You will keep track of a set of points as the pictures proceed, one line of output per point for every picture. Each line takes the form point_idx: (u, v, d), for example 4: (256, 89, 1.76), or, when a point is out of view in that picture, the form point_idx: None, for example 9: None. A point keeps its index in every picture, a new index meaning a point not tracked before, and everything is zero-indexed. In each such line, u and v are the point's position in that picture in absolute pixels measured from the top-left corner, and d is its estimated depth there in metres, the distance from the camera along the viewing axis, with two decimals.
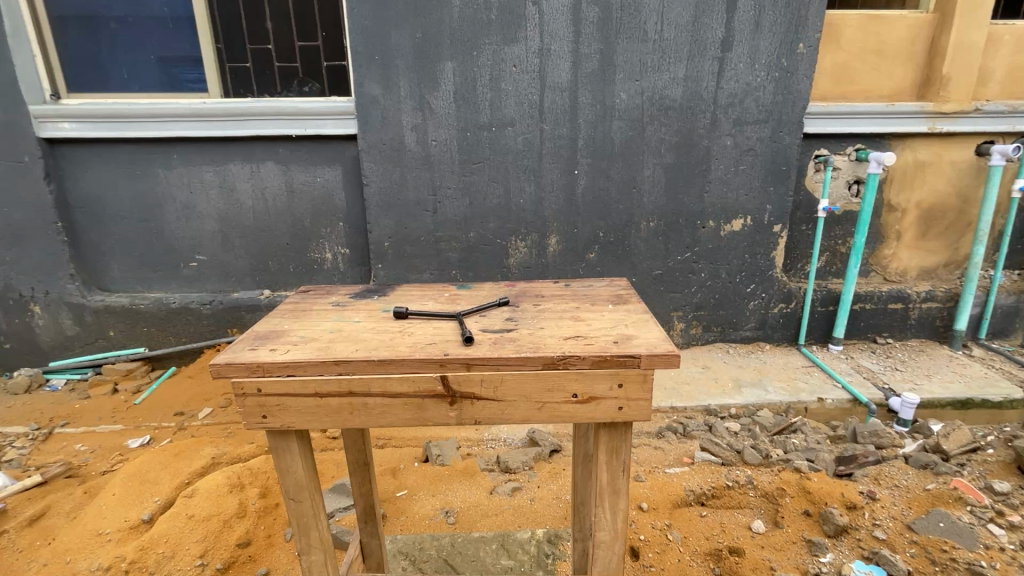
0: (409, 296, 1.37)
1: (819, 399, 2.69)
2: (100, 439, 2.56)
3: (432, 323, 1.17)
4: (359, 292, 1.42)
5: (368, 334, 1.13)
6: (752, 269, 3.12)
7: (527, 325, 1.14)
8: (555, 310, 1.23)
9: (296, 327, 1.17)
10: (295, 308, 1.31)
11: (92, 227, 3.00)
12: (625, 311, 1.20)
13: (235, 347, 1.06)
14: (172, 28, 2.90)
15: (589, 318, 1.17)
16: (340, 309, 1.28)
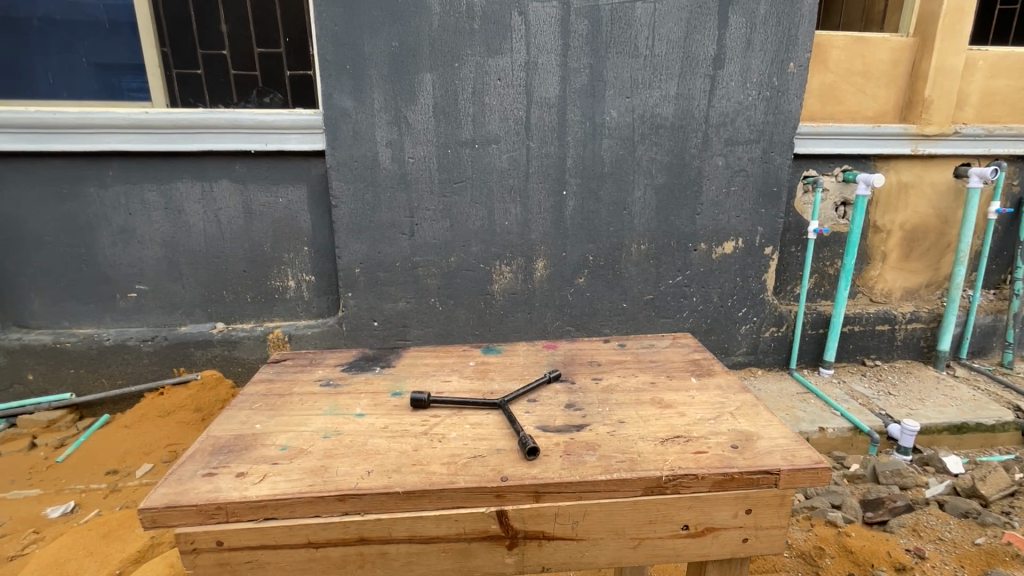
0: (424, 373, 1.52)
1: (821, 428, 2.54)
2: (10, 508, 2.14)
3: (471, 425, 1.25)
4: (348, 365, 1.58)
5: (381, 443, 1.18)
6: (744, 293, 3.01)
7: (595, 421, 1.26)
8: (623, 389, 1.42)
9: (274, 429, 1.24)
10: (266, 399, 1.38)
11: (8, 255, 2.57)
12: (705, 398, 1.36)
13: (187, 482, 1.04)
14: (109, 29, 2.56)
15: (680, 407, 1.32)
16: (334, 398, 1.39)
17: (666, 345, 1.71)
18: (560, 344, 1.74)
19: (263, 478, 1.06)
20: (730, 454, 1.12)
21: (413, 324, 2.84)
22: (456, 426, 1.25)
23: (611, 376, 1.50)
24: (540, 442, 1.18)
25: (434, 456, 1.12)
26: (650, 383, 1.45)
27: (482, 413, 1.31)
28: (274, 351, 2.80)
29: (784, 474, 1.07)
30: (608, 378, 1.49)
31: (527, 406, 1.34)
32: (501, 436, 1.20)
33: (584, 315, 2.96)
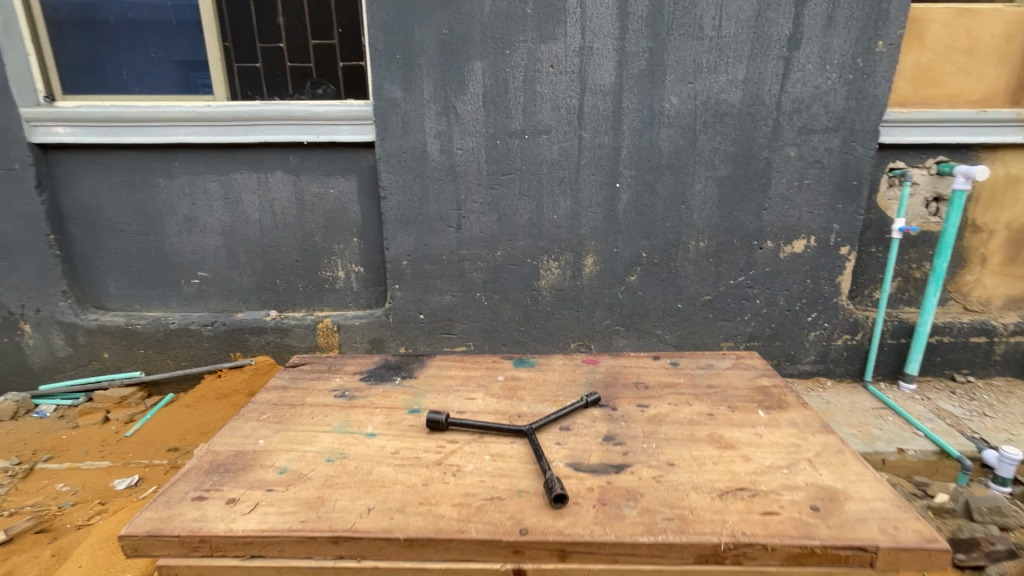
0: (446, 389, 1.49)
1: (900, 450, 2.27)
2: (83, 478, 2.30)
3: (491, 456, 1.19)
4: (365, 374, 1.60)
5: (386, 470, 1.14)
6: (814, 296, 2.76)
7: (638, 463, 1.16)
8: (673, 421, 1.32)
9: (277, 444, 1.24)
10: (275, 411, 1.39)
11: (87, 240, 2.75)
12: (776, 440, 1.23)
13: (175, 508, 1.03)
14: (176, 25, 2.65)
15: (749, 450, 1.19)
16: (346, 411, 1.38)
17: (728, 368, 1.61)
18: (600, 360, 1.68)
19: (254, 508, 1.03)
20: (811, 520, 0.98)
21: (459, 318, 2.81)
22: (475, 457, 1.18)
23: (659, 404, 1.40)
24: (571, 486, 1.09)
25: (444, 496, 1.06)
26: (708, 416, 1.34)
27: (506, 441, 1.25)
28: (324, 340, 2.84)
29: (883, 551, 0.92)
30: (656, 406, 1.39)
31: (558, 437, 1.27)
32: (526, 474, 1.12)
33: (635, 314, 2.81)
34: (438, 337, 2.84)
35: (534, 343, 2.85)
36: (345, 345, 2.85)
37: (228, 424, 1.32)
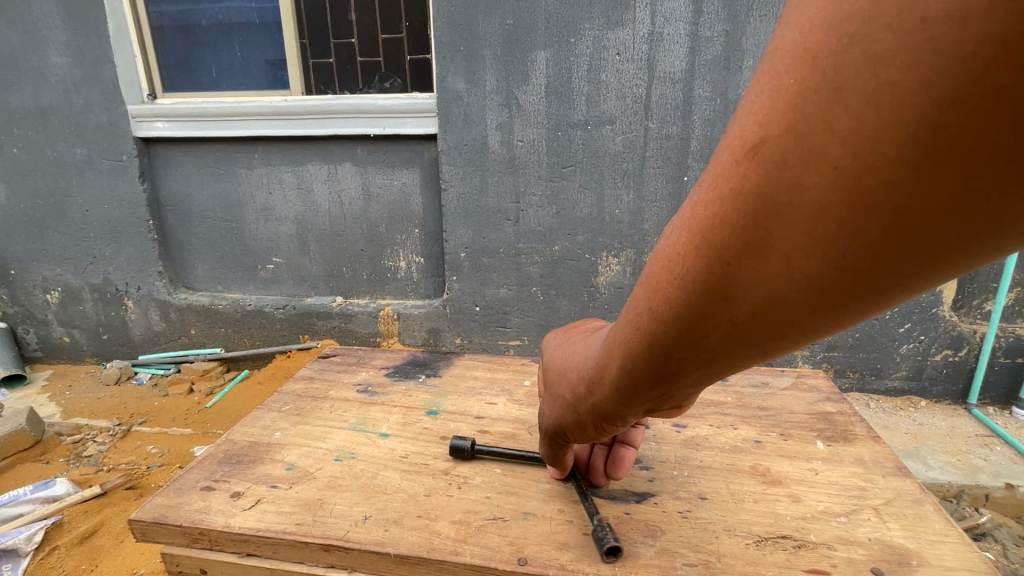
0: (469, 391, 1.48)
1: (1008, 485, 1.98)
2: (170, 443, 2.53)
3: (501, 471, 1.14)
4: (393, 370, 1.63)
5: (392, 476, 1.14)
6: (909, 305, 2.47)
7: (664, 494, 1.07)
8: (713, 446, 1.22)
9: (289, 438, 1.28)
10: (297, 403, 1.44)
11: (180, 225, 3.01)
12: (834, 480, 1.10)
13: (183, 497, 1.09)
14: (258, 24, 2.81)
15: (796, 489, 1.08)
16: (365, 408, 1.41)
17: (784, 389, 1.46)
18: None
19: (256, 503, 1.07)
20: None
21: (514, 312, 2.78)
22: (485, 470, 1.15)
23: (699, 425, 1.30)
24: (583, 512, 1.02)
25: (444, 510, 1.03)
26: (755, 444, 1.22)
27: (519, 455, 1.20)
28: (385, 327, 2.92)
29: None
30: (694, 428, 1.29)
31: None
32: (536, 495, 1.07)
33: None
34: (492, 329, 2.83)
35: None
36: (404, 334, 2.92)
37: (250, 414, 1.37)
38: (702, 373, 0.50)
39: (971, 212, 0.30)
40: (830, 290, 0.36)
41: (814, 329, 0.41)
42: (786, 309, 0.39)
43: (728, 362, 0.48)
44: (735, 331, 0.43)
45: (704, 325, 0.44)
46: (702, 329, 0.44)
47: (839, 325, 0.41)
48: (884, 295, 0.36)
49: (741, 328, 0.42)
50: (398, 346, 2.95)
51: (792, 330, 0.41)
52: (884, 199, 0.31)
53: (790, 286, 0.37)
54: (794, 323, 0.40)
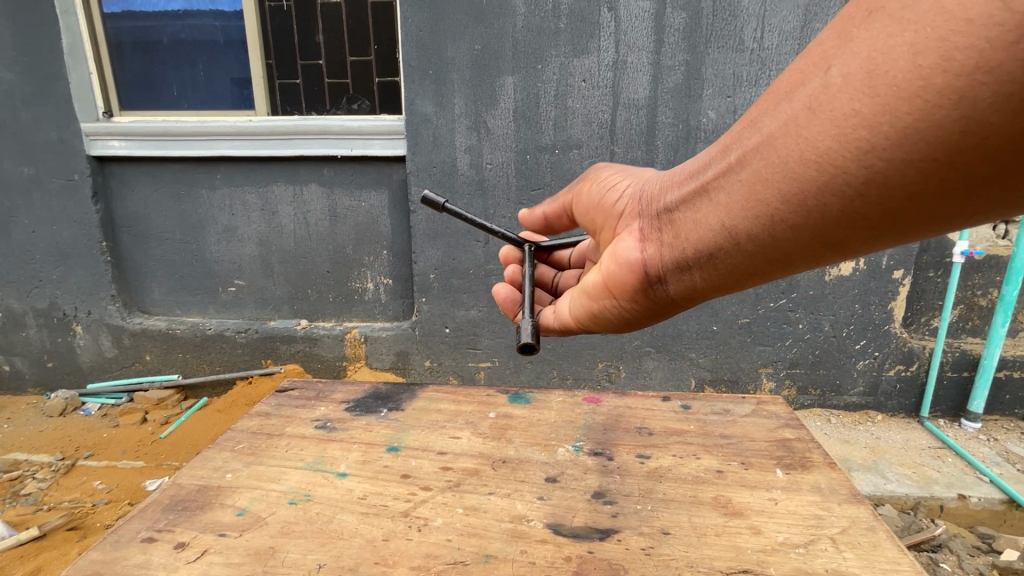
0: (433, 424, 1.46)
1: (961, 496, 2.06)
2: (119, 477, 2.38)
3: (463, 510, 1.12)
4: (356, 404, 1.58)
5: (350, 519, 1.09)
6: (863, 323, 2.57)
7: (628, 530, 1.07)
8: (676, 477, 1.23)
9: (242, 481, 1.22)
10: (252, 441, 1.39)
11: (136, 247, 2.90)
12: (793, 510, 1.12)
13: (121, 551, 1.02)
14: (222, 44, 2.77)
15: (755, 518, 1.09)
16: (323, 445, 1.36)
17: (746, 415, 1.49)
18: (603, 399, 1.60)
19: (202, 554, 1.01)
20: None
21: (484, 333, 2.77)
22: (446, 509, 1.12)
23: (662, 456, 1.32)
24: (546, 551, 1.01)
25: (403, 555, 0.99)
26: (716, 473, 1.24)
27: (482, 492, 1.18)
28: (352, 350, 2.86)
29: None
30: (658, 459, 1.30)
31: (542, 490, 1.19)
32: (498, 536, 1.04)
33: (667, 336, 2.69)
34: (462, 351, 2.80)
35: (560, 362, 2.78)
36: (371, 357, 2.86)
37: (201, 454, 1.31)
38: (728, 169, 0.84)
39: (939, 105, 0.59)
40: (850, 116, 0.66)
41: (807, 158, 0.72)
42: (814, 124, 0.70)
43: (746, 165, 0.81)
44: (778, 130, 0.75)
45: (777, 112, 0.76)
46: (769, 116, 0.77)
47: (817, 170, 0.71)
48: (857, 152, 0.67)
49: (782, 128, 0.74)
50: (364, 370, 2.88)
51: (800, 143, 0.72)
52: (924, 62, 0.59)
53: (830, 104, 0.68)
54: (804, 141, 0.72)
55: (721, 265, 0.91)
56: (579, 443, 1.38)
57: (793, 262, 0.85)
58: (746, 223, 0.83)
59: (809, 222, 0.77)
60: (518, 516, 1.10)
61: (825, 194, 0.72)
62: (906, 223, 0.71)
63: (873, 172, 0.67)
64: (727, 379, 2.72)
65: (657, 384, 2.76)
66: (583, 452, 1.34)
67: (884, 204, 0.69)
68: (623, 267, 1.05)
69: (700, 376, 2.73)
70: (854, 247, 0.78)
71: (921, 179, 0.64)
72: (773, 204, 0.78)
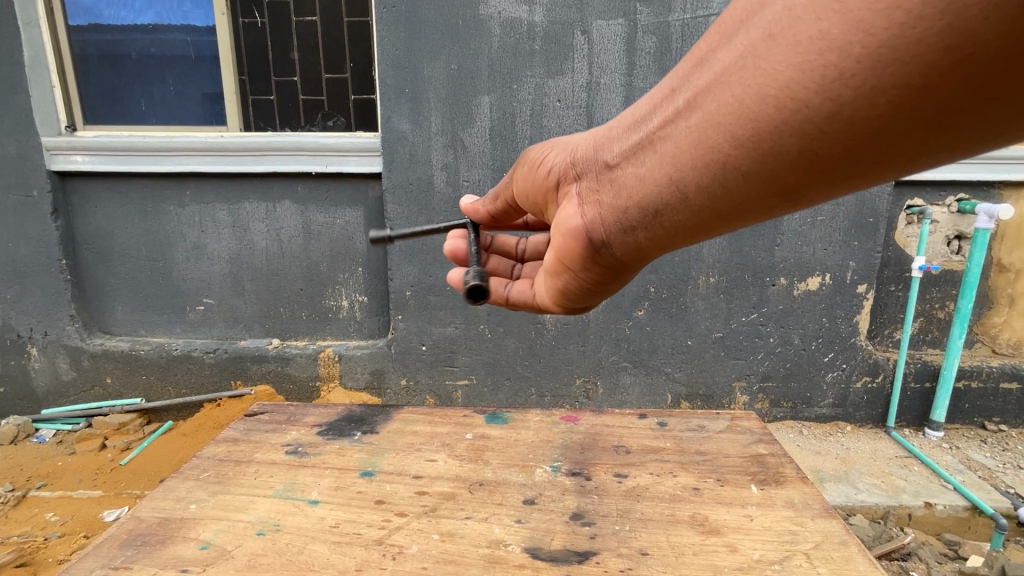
0: (408, 447, 1.43)
1: (927, 503, 2.11)
2: (74, 508, 2.25)
3: (440, 536, 1.09)
4: (329, 428, 1.54)
5: (321, 549, 1.06)
6: (831, 336, 2.64)
7: (606, 552, 1.06)
8: (653, 496, 1.23)
9: (207, 512, 1.17)
10: (218, 469, 1.34)
11: (98, 265, 2.79)
12: (767, 526, 1.13)
13: None
14: (193, 59, 2.72)
15: (730, 535, 1.10)
16: (293, 472, 1.32)
17: (721, 432, 1.51)
18: (580, 418, 1.60)
19: None
20: None
21: (462, 350, 2.74)
22: (422, 536, 1.09)
23: (640, 475, 1.32)
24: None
25: None
26: (693, 491, 1.25)
27: (459, 517, 1.15)
28: (325, 370, 2.80)
29: None
30: (635, 478, 1.30)
31: (519, 513, 1.17)
32: (475, 562, 1.02)
33: (643, 351, 2.71)
34: (439, 369, 2.77)
35: (537, 379, 2.77)
36: (345, 376, 2.80)
37: (162, 485, 1.25)
38: (675, 114, 0.79)
39: (921, 17, 0.53)
40: (816, 37, 0.60)
41: (762, 93, 0.66)
42: (772, 54, 0.65)
43: (696, 107, 0.75)
44: (731, 65, 0.69)
45: (730, 45, 0.70)
46: (721, 51, 0.72)
47: (773, 106, 0.66)
48: (820, 83, 0.61)
49: (736, 63, 0.69)
50: (338, 390, 2.82)
51: (755, 77, 0.67)
52: None
53: (794, 28, 0.62)
54: (761, 74, 0.66)
55: (666, 222, 0.87)
56: (556, 463, 1.37)
57: (739, 216, 0.81)
58: (692, 173, 0.78)
59: (759, 167, 0.72)
60: (495, 541, 1.08)
61: (780, 134, 0.67)
62: (861, 165, 0.67)
63: (838, 104, 0.61)
64: (702, 394, 2.75)
65: (634, 400, 2.78)
66: (561, 473, 1.33)
67: (845, 143, 0.64)
68: (569, 234, 1.00)
69: (676, 391, 2.76)
70: (802, 196, 0.74)
71: (888, 110, 0.59)
72: (724, 150, 0.73)
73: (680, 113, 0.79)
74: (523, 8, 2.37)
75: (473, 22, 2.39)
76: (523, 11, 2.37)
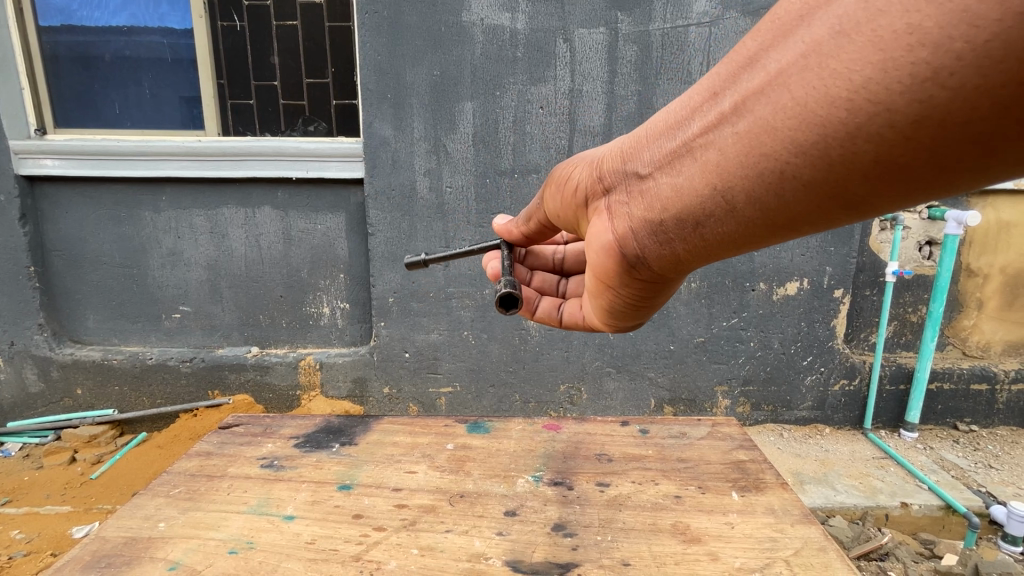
0: (388, 459, 1.41)
1: (903, 504, 2.15)
2: (41, 524, 2.17)
3: (419, 551, 1.07)
4: (308, 440, 1.51)
5: (297, 566, 1.03)
6: (809, 340, 2.69)
7: (587, 563, 1.06)
8: (635, 505, 1.23)
9: (178, 530, 1.14)
10: (189, 484, 1.30)
11: (70, 273, 2.71)
12: (748, 534, 1.14)
13: None
14: (169, 62, 2.67)
15: (710, 543, 1.11)
16: (269, 486, 1.29)
17: (701, 438, 1.52)
18: (562, 426, 1.60)
19: None
20: None
21: (445, 357, 2.72)
22: (400, 551, 1.07)
23: (621, 483, 1.32)
24: None
25: None
26: (675, 499, 1.25)
27: (439, 531, 1.14)
28: (306, 378, 2.75)
29: None
30: (617, 486, 1.30)
31: (501, 525, 1.16)
32: None
33: (626, 356, 2.73)
34: (423, 377, 2.74)
35: (522, 385, 2.76)
36: (327, 385, 2.76)
37: (130, 502, 1.21)
38: (721, 119, 0.69)
39: None
40: (905, 34, 0.50)
41: (830, 101, 0.57)
42: (846, 50, 0.55)
43: (746, 112, 0.66)
44: (801, 63, 0.59)
45: (788, 46, 0.61)
46: (782, 48, 0.62)
47: (846, 109, 0.56)
48: (906, 83, 0.51)
49: (801, 62, 0.59)
50: (319, 398, 2.77)
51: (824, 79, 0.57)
52: None
53: (873, 22, 0.53)
54: (831, 75, 0.57)
55: (707, 237, 0.78)
56: (538, 473, 1.36)
57: (796, 230, 0.72)
58: (744, 186, 0.69)
59: (827, 183, 0.63)
60: (476, 554, 1.07)
61: (851, 148, 0.58)
62: (948, 175, 0.57)
63: (930, 108, 0.51)
64: (685, 398, 2.78)
65: (618, 405, 2.78)
66: (542, 483, 1.32)
67: (930, 150, 0.54)
68: (600, 250, 0.92)
69: (659, 396, 2.77)
70: (872, 207, 0.65)
71: (993, 114, 0.49)
72: (782, 156, 0.64)
73: (725, 116, 0.69)
74: (505, 15, 2.38)
75: (456, 29, 2.39)
76: (505, 18, 2.38)
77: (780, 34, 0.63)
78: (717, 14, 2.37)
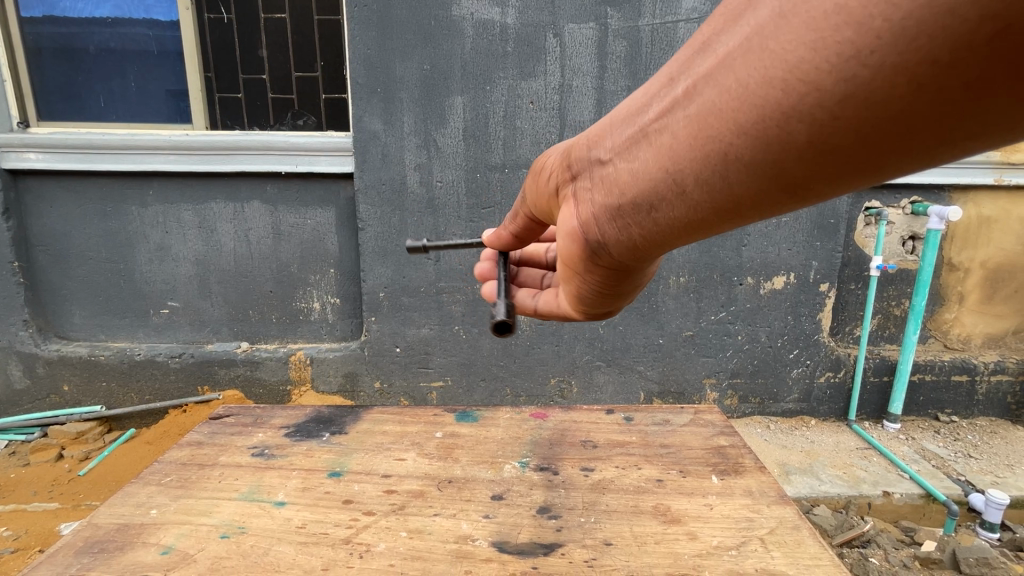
0: (378, 447, 1.42)
1: (885, 493, 2.21)
2: (28, 522, 2.15)
3: (408, 534, 1.09)
4: (299, 431, 1.51)
5: (287, 550, 1.04)
6: (796, 333, 2.73)
7: (572, 543, 1.08)
8: (619, 488, 1.25)
9: (169, 516, 1.14)
10: (180, 473, 1.30)
11: (55, 268, 2.68)
12: (726, 514, 1.16)
13: None
14: (155, 55, 2.63)
15: (694, 525, 1.13)
16: (260, 474, 1.29)
17: (685, 425, 1.54)
18: (550, 414, 1.62)
19: None
20: None
21: (436, 351, 2.73)
22: (390, 534, 1.09)
23: (606, 468, 1.34)
24: (491, 569, 1.00)
25: None
26: (657, 483, 1.27)
27: (427, 514, 1.15)
28: (296, 373, 2.75)
29: None
30: (602, 471, 1.33)
31: (488, 509, 1.18)
32: (443, 557, 1.03)
33: (615, 350, 2.75)
34: (414, 371, 2.75)
35: (512, 379, 2.78)
36: (317, 380, 2.75)
37: (122, 491, 1.21)
38: (676, 105, 0.70)
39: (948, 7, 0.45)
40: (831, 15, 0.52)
41: (768, 85, 0.59)
42: (784, 33, 0.56)
43: (699, 96, 0.67)
44: (742, 47, 0.61)
45: (735, 34, 0.62)
46: (728, 36, 0.63)
47: (781, 88, 0.58)
48: (832, 60, 0.53)
49: (744, 47, 0.61)
50: (310, 393, 2.77)
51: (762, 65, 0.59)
52: None
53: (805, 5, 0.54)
54: (770, 58, 0.58)
55: (662, 221, 0.79)
56: (525, 459, 1.38)
57: (745, 215, 0.73)
58: (693, 171, 0.70)
59: (769, 169, 0.64)
60: (463, 536, 1.08)
61: (788, 132, 0.60)
62: (879, 156, 0.58)
63: (855, 87, 0.53)
64: (674, 391, 2.81)
65: (608, 398, 2.81)
66: (529, 468, 1.34)
67: (858, 131, 0.56)
68: (566, 234, 0.94)
69: (649, 389, 2.80)
70: (813, 189, 0.66)
71: (912, 91, 0.50)
72: (725, 139, 0.65)
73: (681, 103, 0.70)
74: (495, 9, 2.38)
75: (446, 23, 2.38)
76: (495, 13, 2.38)
77: (728, 23, 0.64)
78: (706, 10, 2.39)
